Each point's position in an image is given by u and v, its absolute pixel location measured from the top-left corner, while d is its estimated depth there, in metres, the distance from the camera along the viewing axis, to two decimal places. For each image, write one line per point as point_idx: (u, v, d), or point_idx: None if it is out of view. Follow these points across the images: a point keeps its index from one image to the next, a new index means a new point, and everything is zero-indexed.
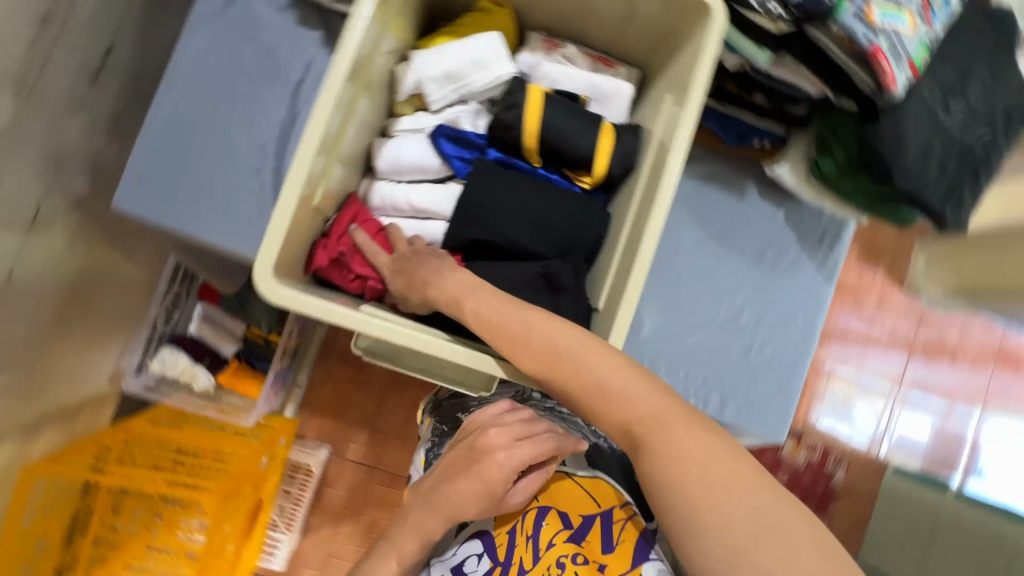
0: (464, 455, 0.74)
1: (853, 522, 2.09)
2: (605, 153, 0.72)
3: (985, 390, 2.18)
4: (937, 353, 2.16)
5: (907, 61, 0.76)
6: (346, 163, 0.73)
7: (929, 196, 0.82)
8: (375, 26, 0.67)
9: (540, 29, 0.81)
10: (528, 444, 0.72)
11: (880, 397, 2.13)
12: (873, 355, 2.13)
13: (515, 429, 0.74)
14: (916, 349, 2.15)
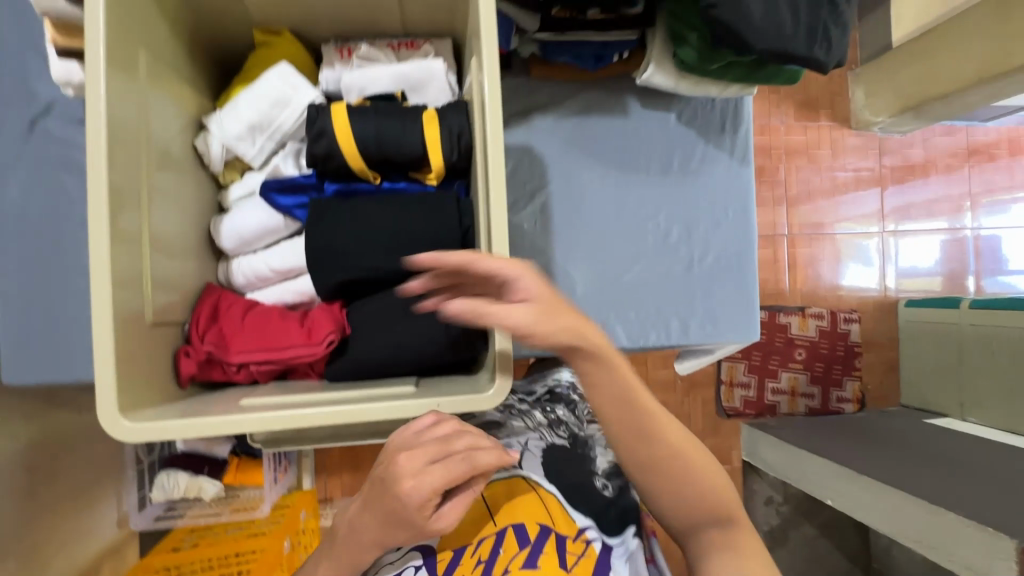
0: (374, 483, 0.58)
1: (885, 369, 2.05)
2: (435, 142, 0.66)
3: (968, 192, 2.10)
4: (908, 175, 2.08)
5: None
6: (188, 258, 0.69)
7: (794, 45, 0.75)
8: (154, 111, 0.63)
9: (333, 38, 0.74)
10: (439, 466, 0.54)
11: (871, 239, 2.06)
12: (848, 201, 2.05)
13: (424, 448, 0.56)
14: (887, 181, 2.07)
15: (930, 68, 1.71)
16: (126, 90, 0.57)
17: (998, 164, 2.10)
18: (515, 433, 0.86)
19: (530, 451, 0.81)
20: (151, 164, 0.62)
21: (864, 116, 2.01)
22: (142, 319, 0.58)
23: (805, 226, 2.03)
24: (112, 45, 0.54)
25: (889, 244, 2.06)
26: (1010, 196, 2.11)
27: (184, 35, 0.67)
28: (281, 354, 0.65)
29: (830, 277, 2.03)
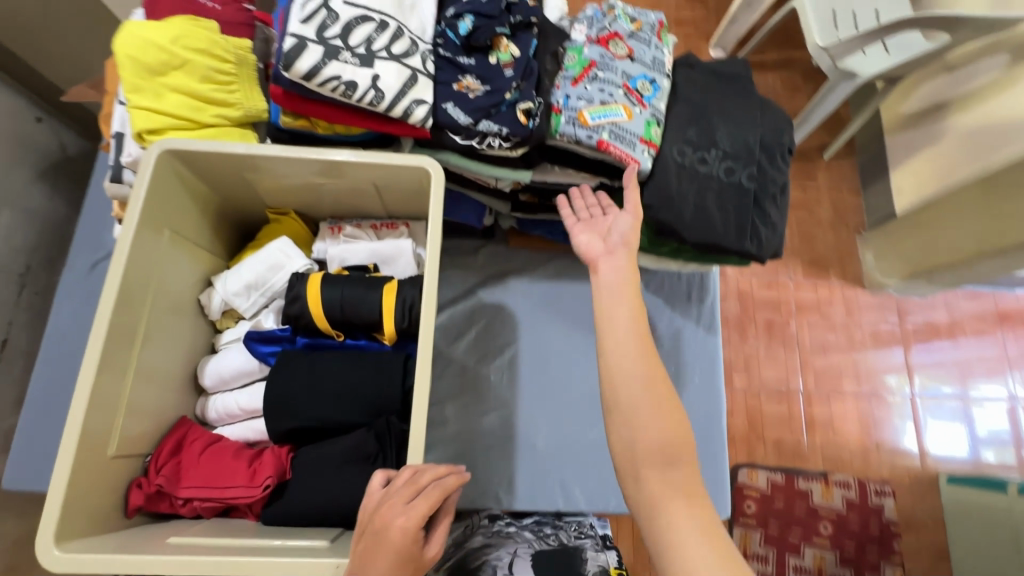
0: (363, 548, 0.56)
1: (937, 558, 1.59)
2: (389, 312, 0.77)
3: (1005, 356, 1.76)
4: (933, 336, 1.78)
5: (641, 142, 0.82)
6: (170, 393, 0.79)
7: (723, 240, 0.85)
8: (170, 272, 0.78)
9: (329, 217, 0.91)
10: (422, 499, 0.57)
11: (897, 401, 1.72)
12: (867, 355, 1.76)
13: (402, 492, 0.58)
14: (909, 338, 1.78)
15: (931, 239, 1.60)
16: (145, 259, 0.72)
17: None
18: (505, 542, 0.87)
19: (520, 557, 0.83)
20: (157, 314, 0.76)
21: (875, 276, 1.82)
22: (106, 449, 0.67)
23: (821, 385, 1.73)
24: (140, 227, 0.71)
25: (922, 408, 1.71)
26: None
27: (212, 215, 0.85)
28: (222, 492, 0.71)
29: (856, 441, 1.68)
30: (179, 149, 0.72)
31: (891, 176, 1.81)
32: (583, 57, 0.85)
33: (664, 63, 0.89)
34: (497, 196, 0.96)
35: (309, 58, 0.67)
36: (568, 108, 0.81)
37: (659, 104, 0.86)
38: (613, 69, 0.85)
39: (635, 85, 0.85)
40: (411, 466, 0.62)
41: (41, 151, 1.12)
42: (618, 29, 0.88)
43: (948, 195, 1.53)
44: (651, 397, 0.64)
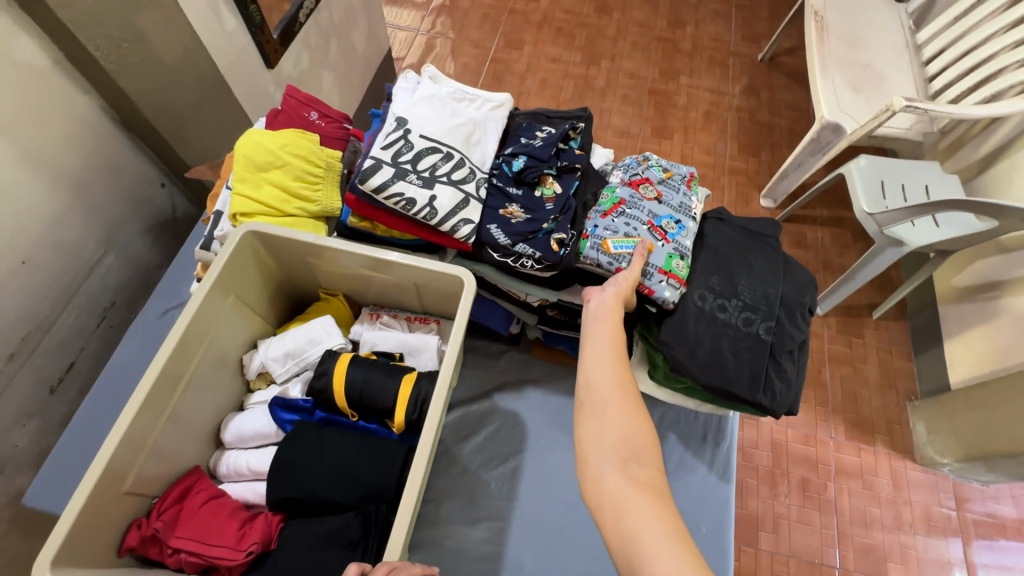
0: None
1: None
2: (403, 401, 0.82)
3: None
4: (998, 534, 1.59)
5: (660, 273, 0.88)
6: (191, 442, 0.85)
7: (736, 387, 0.86)
8: (224, 330, 0.88)
9: (371, 304, 1.01)
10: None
11: None
12: (920, 543, 1.58)
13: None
14: (969, 531, 1.59)
15: (988, 421, 1.48)
16: (206, 317, 0.83)
17: None
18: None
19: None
20: (203, 365, 0.85)
21: (927, 452, 1.67)
22: (121, 484, 0.72)
23: (863, 564, 1.55)
24: (210, 291, 0.82)
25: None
26: None
27: (273, 287, 0.97)
28: (209, 549, 0.73)
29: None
30: (260, 231, 0.86)
31: (943, 347, 1.75)
32: (615, 194, 0.95)
33: (690, 207, 0.98)
34: (525, 308, 1.04)
35: (381, 175, 0.82)
36: (595, 235, 0.89)
37: (683, 243, 0.93)
38: (640, 208, 0.94)
39: (659, 223, 0.93)
40: (388, 564, 0.60)
41: (157, 210, 1.34)
42: (650, 174, 0.99)
43: (1010, 376, 1.46)
44: (622, 393, 0.64)
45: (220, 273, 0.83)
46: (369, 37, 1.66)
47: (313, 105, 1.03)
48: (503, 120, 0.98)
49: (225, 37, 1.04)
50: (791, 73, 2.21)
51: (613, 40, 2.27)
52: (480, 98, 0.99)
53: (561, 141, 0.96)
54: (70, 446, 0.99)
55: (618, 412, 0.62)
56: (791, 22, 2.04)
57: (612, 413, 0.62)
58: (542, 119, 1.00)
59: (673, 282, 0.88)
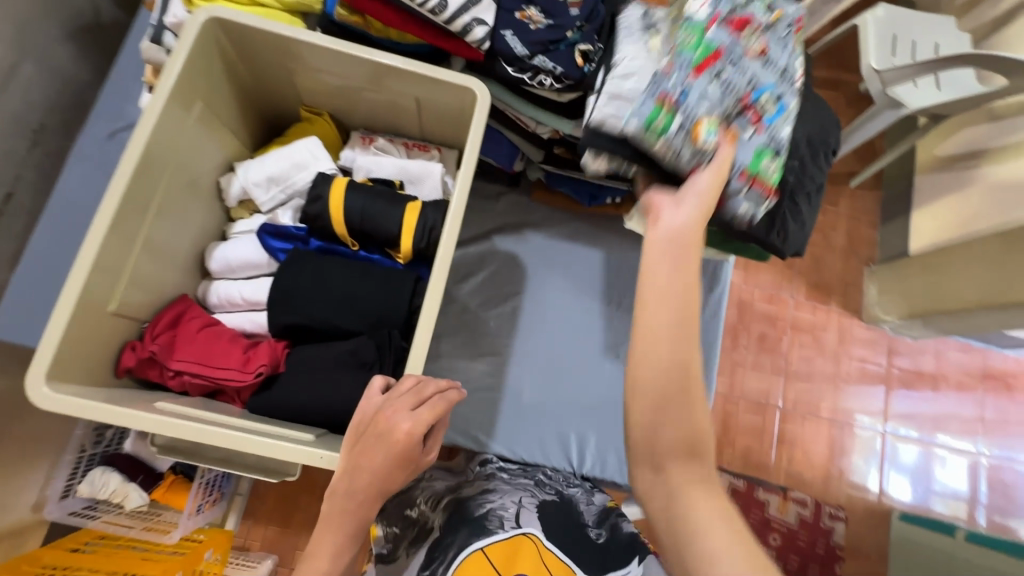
0: (359, 451, 0.56)
1: None
2: (409, 229, 0.76)
3: (981, 417, 1.77)
4: (917, 382, 1.79)
5: (743, 178, 0.70)
6: (175, 269, 0.78)
7: (754, 231, 0.84)
8: (194, 145, 0.76)
9: (362, 127, 0.90)
10: (427, 408, 0.56)
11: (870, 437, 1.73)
12: (850, 388, 1.77)
13: (406, 398, 0.57)
14: (894, 381, 1.79)
15: (940, 285, 1.57)
16: (173, 126, 0.70)
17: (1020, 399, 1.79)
18: (506, 490, 0.84)
19: (525, 508, 0.79)
20: (176, 184, 0.74)
21: (874, 311, 1.81)
22: (105, 306, 0.65)
23: (801, 404, 1.74)
24: (176, 90, 0.69)
25: (891, 448, 1.73)
26: None
27: (244, 100, 0.83)
28: (215, 371, 0.71)
29: (821, 464, 1.70)
30: (228, 18, 0.70)
31: (911, 215, 1.76)
32: (709, 39, 0.70)
33: (794, 74, 0.76)
34: (532, 141, 0.94)
35: None
36: (686, 107, 0.66)
37: (778, 128, 0.73)
38: (739, 68, 0.70)
39: (757, 98, 0.71)
40: (415, 376, 0.60)
41: (76, 10, 1.10)
42: (753, 18, 0.74)
43: (960, 246, 1.52)
44: (686, 380, 0.53)
45: (183, 70, 0.69)
46: None
47: None
48: None
49: None
50: None
51: None
52: None
53: None
54: (25, 277, 0.89)
55: (678, 396, 0.53)
56: None
57: (673, 398, 0.52)
58: None
59: (759, 188, 0.70)
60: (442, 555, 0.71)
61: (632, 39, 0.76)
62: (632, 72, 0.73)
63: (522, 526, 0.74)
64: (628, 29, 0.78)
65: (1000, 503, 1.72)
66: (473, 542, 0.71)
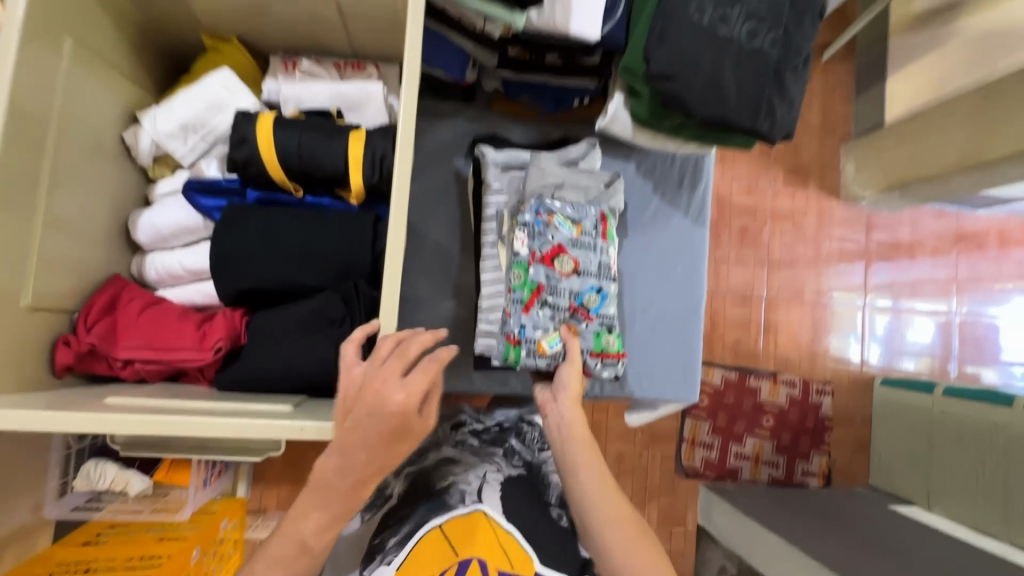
0: (350, 427, 0.52)
1: (856, 448, 1.73)
2: (357, 163, 0.66)
3: (954, 278, 1.82)
4: (895, 254, 1.80)
5: (593, 357, 0.83)
6: (97, 248, 0.68)
7: (735, 116, 0.76)
8: (80, 98, 0.63)
9: (282, 50, 0.77)
10: (419, 373, 0.52)
11: (851, 314, 1.77)
12: (831, 269, 1.78)
13: (393, 365, 0.52)
14: (872, 255, 1.80)
15: (915, 150, 1.53)
16: (42, 72, 0.57)
17: (989, 255, 1.83)
18: (473, 463, 0.80)
19: (489, 483, 0.74)
20: (68, 146, 0.61)
21: (852, 188, 1.77)
22: (16, 301, 0.56)
23: (785, 290, 1.75)
24: (32, 21, 0.55)
25: (871, 320, 1.77)
26: (1010, 285, 1.83)
27: (129, 32, 0.69)
28: (169, 354, 0.63)
29: (806, 345, 1.74)
30: None
31: (887, 82, 1.68)
32: (529, 278, 0.81)
33: (610, 263, 0.86)
34: (483, 45, 0.82)
35: None
36: (527, 339, 0.80)
37: (608, 311, 0.85)
38: (560, 291, 0.81)
39: (581, 301, 0.83)
40: (397, 336, 0.56)
41: None
42: (560, 239, 0.83)
43: (941, 105, 1.43)
44: (622, 516, 0.69)
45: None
46: None
47: None
48: None
49: None
50: None
51: None
52: None
53: None
54: None
55: (614, 526, 0.68)
56: None
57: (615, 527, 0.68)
58: None
59: (609, 361, 0.84)
60: (399, 529, 0.69)
61: (485, 251, 0.88)
62: (491, 295, 0.86)
63: (479, 501, 0.69)
64: (485, 236, 0.89)
65: (972, 356, 1.81)
66: (430, 519, 0.67)
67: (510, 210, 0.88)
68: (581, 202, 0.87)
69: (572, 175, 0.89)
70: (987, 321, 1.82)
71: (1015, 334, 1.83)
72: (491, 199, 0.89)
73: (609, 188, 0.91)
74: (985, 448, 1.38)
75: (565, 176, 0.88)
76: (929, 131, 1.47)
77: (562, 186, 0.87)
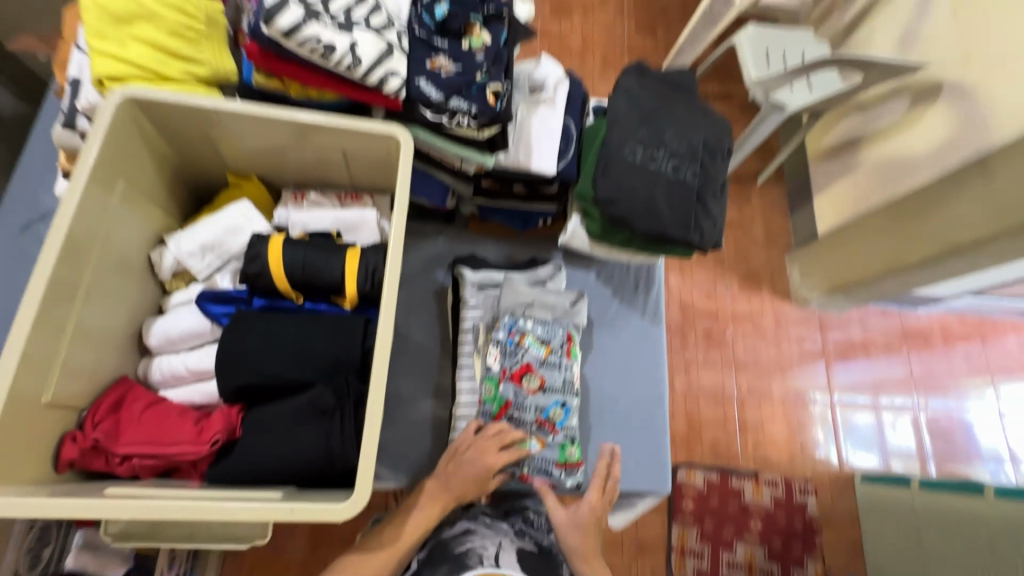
0: (453, 467, 0.85)
1: (850, 551, 1.70)
2: (352, 274, 0.78)
3: (910, 377, 1.89)
4: (851, 354, 1.90)
5: (557, 467, 0.93)
6: (111, 352, 0.75)
7: (671, 231, 0.92)
8: (120, 226, 0.75)
9: (291, 185, 0.92)
10: (507, 453, 0.87)
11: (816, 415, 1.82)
12: (795, 370, 1.87)
13: (493, 442, 0.86)
14: (831, 355, 1.89)
15: (847, 257, 1.71)
16: (96, 206, 0.69)
17: (938, 351, 1.91)
18: (489, 531, 0.87)
19: (505, 549, 0.83)
20: (104, 264, 0.72)
21: (801, 292, 1.93)
22: (37, 398, 0.62)
23: (754, 388, 1.83)
24: (97, 168, 0.68)
25: (841, 417, 1.82)
26: (968, 382, 1.89)
27: (167, 173, 0.84)
28: (167, 448, 0.68)
29: (782, 443, 1.78)
30: (144, 97, 0.72)
31: (815, 202, 1.93)
32: (499, 393, 0.93)
33: (575, 380, 0.98)
34: (461, 178, 0.99)
35: (288, 15, 0.68)
36: None
37: (571, 424, 0.96)
38: (526, 407, 0.93)
39: (547, 415, 0.94)
40: (498, 426, 0.89)
41: None
42: (529, 358, 0.95)
43: (857, 220, 1.66)
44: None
45: (102, 150, 0.69)
46: None
47: None
48: None
49: None
50: None
51: None
52: None
53: None
54: None
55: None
56: None
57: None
58: None
59: (571, 471, 0.93)
60: None
61: (461, 361, 0.99)
62: (464, 408, 0.96)
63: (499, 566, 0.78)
64: (462, 346, 0.99)
65: (944, 450, 1.82)
66: None
67: (485, 324, 1.00)
68: (551, 323, 1.00)
69: (542, 294, 1.01)
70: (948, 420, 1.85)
71: (986, 430, 1.85)
72: (468, 314, 1.01)
73: (575, 307, 1.02)
74: (971, 543, 1.37)
75: (536, 295, 1.01)
76: (854, 242, 1.68)
77: (533, 305, 1.00)
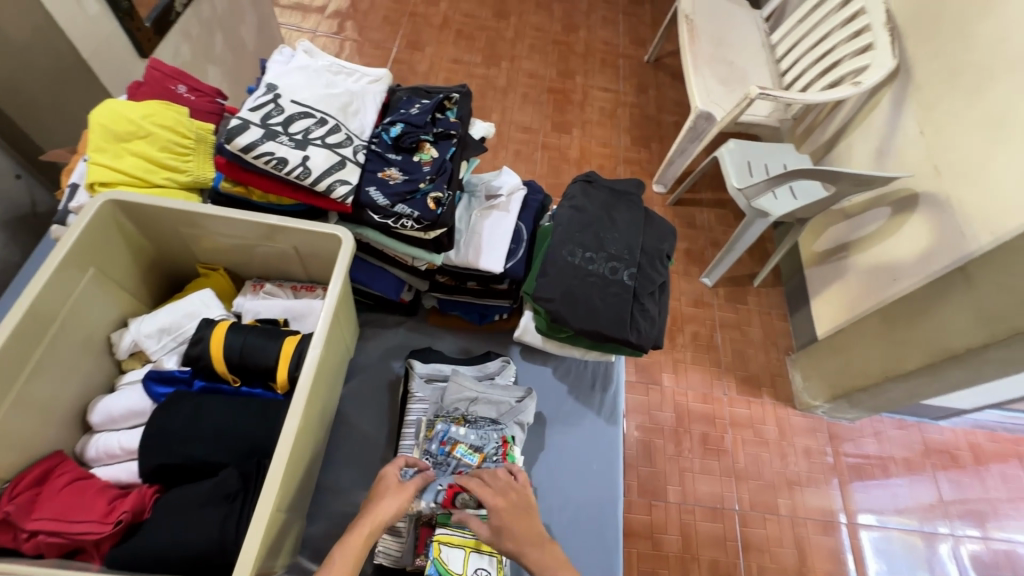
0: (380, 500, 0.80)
1: None
2: (284, 360, 0.82)
3: (940, 501, 1.61)
4: (868, 471, 1.64)
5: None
6: (53, 425, 0.80)
7: (606, 328, 0.94)
8: (86, 307, 0.83)
9: (255, 277, 1.01)
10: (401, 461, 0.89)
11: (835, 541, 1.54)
12: (806, 490, 1.60)
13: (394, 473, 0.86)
14: (845, 472, 1.63)
15: (845, 363, 1.53)
16: (63, 289, 0.78)
17: (976, 474, 1.65)
18: None
19: None
20: (59, 343, 0.79)
21: (804, 398, 1.70)
22: None
23: (757, 503, 1.56)
24: (70, 257, 0.78)
25: (860, 544, 1.54)
26: (1017, 514, 1.60)
27: (143, 261, 0.93)
28: (71, 527, 0.69)
29: (794, 574, 1.49)
30: (125, 200, 0.83)
31: (811, 305, 1.77)
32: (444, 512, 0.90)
33: None
34: (415, 273, 1.06)
35: (247, 136, 0.82)
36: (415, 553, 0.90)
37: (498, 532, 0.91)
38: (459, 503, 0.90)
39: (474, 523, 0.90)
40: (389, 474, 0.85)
41: (14, 202, 1.23)
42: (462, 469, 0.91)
43: (854, 324, 1.51)
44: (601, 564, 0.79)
45: (78, 241, 0.79)
46: (259, 32, 1.59)
47: (180, 78, 1.00)
48: (381, 93, 1.00)
49: (87, 23, 1.00)
50: (675, 74, 2.36)
51: (512, 42, 2.31)
52: (358, 72, 1.01)
53: (437, 111, 1.01)
54: None
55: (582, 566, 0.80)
56: (670, 24, 2.19)
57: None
58: (421, 93, 1.04)
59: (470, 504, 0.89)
60: None
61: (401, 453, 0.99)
62: None
63: None
64: (405, 438, 1.00)
65: None
66: None
67: (428, 419, 0.98)
68: (493, 428, 0.97)
69: (488, 391, 1.02)
70: (999, 556, 1.55)
71: None
72: (414, 406, 1.02)
73: (520, 403, 1.01)
74: None
75: (483, 390, 1.01)
76: (845, 345, 1.53)
77: (478, 401, 1.00)
